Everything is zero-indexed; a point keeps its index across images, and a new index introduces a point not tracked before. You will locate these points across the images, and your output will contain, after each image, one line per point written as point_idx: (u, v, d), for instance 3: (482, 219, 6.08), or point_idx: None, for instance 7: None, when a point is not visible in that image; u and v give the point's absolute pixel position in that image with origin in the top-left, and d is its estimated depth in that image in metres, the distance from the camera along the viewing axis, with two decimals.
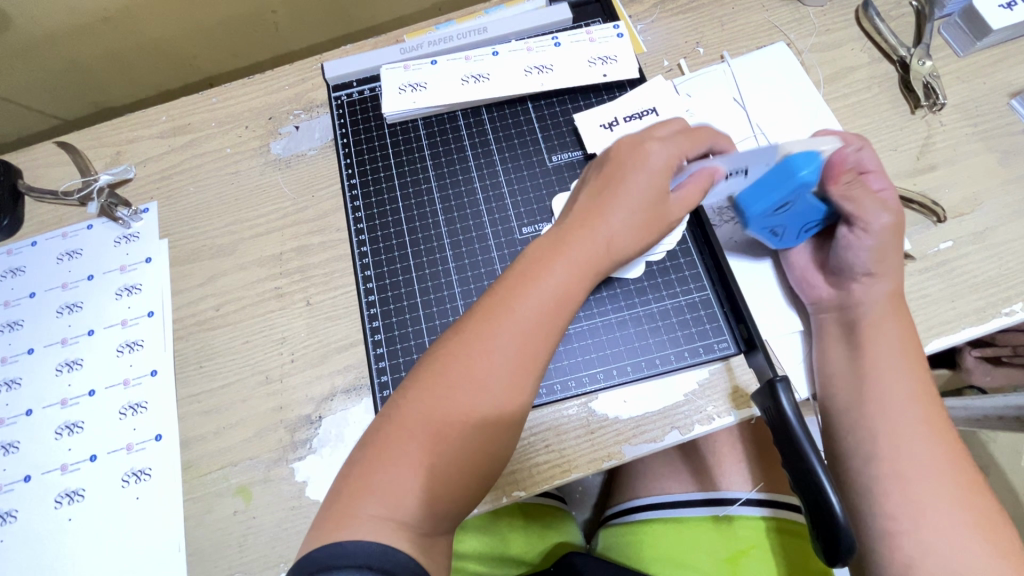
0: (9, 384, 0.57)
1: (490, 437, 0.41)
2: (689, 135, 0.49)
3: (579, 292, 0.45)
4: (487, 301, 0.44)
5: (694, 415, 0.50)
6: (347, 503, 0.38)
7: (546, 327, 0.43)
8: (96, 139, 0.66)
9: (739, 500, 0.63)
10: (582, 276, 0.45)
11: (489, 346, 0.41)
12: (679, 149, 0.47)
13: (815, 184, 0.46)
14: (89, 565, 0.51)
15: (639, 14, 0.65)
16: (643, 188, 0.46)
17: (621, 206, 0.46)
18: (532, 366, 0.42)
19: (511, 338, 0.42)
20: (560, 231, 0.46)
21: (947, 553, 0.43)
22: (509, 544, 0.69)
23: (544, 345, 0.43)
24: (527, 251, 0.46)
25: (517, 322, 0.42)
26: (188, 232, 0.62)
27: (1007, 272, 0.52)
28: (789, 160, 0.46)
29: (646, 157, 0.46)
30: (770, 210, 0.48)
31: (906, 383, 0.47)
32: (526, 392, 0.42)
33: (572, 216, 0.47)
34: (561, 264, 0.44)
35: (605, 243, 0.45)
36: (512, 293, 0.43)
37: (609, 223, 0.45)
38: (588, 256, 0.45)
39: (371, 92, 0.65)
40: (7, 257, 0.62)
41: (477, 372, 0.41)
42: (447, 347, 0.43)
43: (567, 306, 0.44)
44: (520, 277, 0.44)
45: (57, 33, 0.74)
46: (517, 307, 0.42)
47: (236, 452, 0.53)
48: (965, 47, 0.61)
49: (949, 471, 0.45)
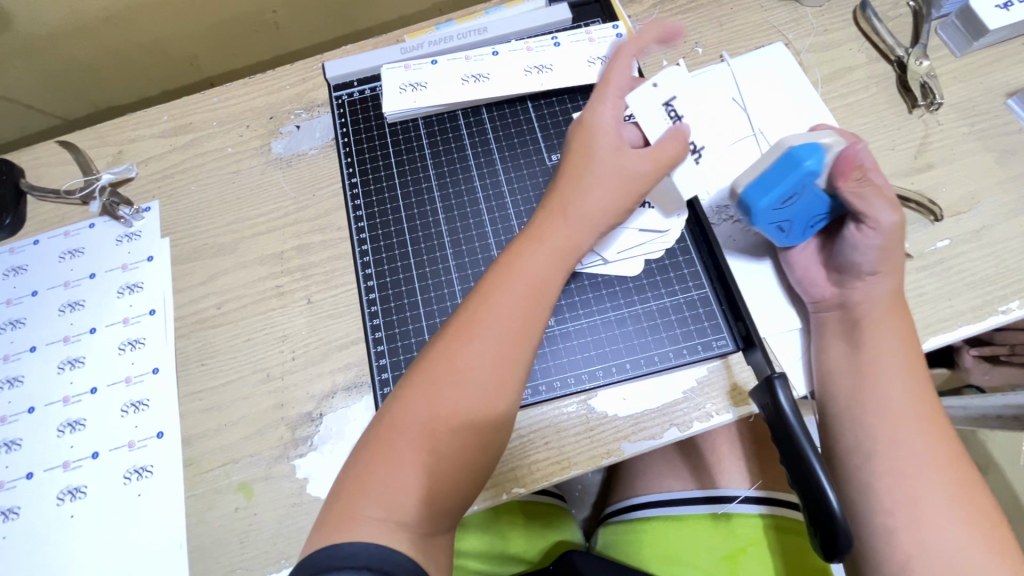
0: (11, 382, 0.58)
1: (484, 432, 0.41)
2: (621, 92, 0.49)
3: (557, 278, 0.46)
4: (469, 300, 0.44)
5: (693, 413, 0.51)
6: (348, 502, 0.39)
7: (528, 313, 0.44)
8: (98, 138, 0.67)
9: (738, 498, 0.63)
10: (562, 263, 0.46)
11: (470, 341, 0.42)
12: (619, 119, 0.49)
13: (819, 173, 0.47)
14: (91, 562, 0.52)
15: (639, 14, 0.66)
16: (607, 163, 0.46)
17: (591, 186, 0.46)
18: (520, 356, 0.43)
19: (492, 328, 0.42)
20: (536, 225, 0.47)
21: (943, 550, 0.43)
22: (510, 542, 0.69)
23: (530, 334, 0.43)
24: (505, 249, 0.47)
25: (499, 312, 0.43)
26: (189, 231, 0.62)
27: (1004, 271, 0.53)
28: (790, 151, 0.47)
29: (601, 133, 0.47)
30: (778, 202, 0.48)
31: (903, 381, 0.47)
32: (516, 383, 0.43)
33: (546, 209, 0.48)
34: (538, 254, 0.45)
35: (581, 226, 0.46)
36: (492, 287, 0.44)
37: (584, 207, 0.46)
38: (565, 243, 0.46)
39: (372, 92, 0.65)
40: (10, 255, 0.62)
41: (461, 366, 0.41)
42: (431, 348, 0.43)
43: (547, 292, 0.45)
44: (499, 271, 0.45)
45: (58, 32, 0.74)
46: (496, 299, 0.43)
47: (237, 450, 0.53)
48: (962, 48, 0.61)
49: (946, 468, 0.45)
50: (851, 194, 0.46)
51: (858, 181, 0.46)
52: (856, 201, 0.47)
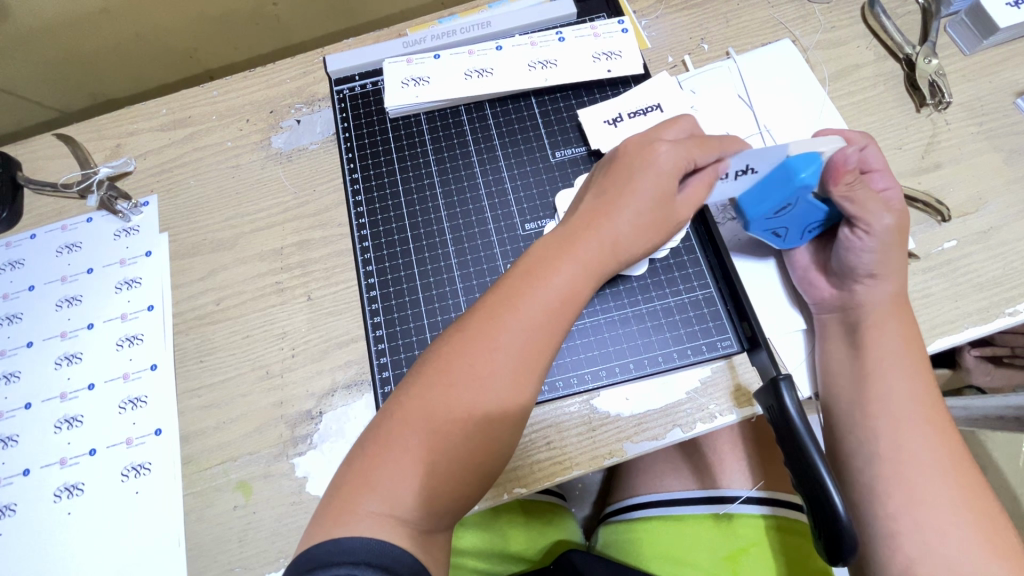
0: (7, 378, 0.57)
1: (491, 433, 0.41)
2: (701, 140, 0.47)
3: (584, 292, 0.45)
4: (493, 297, 0.43)
5: (696, 414, 0.50)
6: (347, 500, 0.38)
7: (553, 325, 0.43)
8: (95, 131, 0.66)
9: (739, 498, 0.62)
10: (587, 282, 0.44)
11: (495, 346, 0.41)
12: (690, 152, 0.46)
13: (814, 185, 0.45)
14: (87, 559, 0.51)
15: (644, 9, 0.65)
16: (656, 187, 0.45)
17: (628, 209, 0.46)
18: (537, 369, 0.42)
19: (519, 335, 0.42)
20: (569, 231, 0.46)
21: (947, 555, 0.43)
22: (509, 542, 0.69)
23: (552, 350, 0.43)
24: (532, 252, 0.46)
25: (524, 322, 0.42)
26: (187, 226, 0.61)
27: (1011, 272, 0.52)
28: (784, 162, 0.45)
29: (660, 158, 0.47)
30: (770, 212, 0.48)
31: (907, 384, 0.47)
32: (530, 388, 0.42)
33: (578, 215, 0.47)
34: (569, 269, 0.44)
35: (611, 244, 0.45)
36: (520, 293, 0.43)
37: (616, 226, 0.45)
38: (593, 257, 0.45)
39: (373, 85, 0.64)
40: (6, 249, 0.62)
41: (479, 368, 0.41)
42: (448, 343, 0.42)
43: (571, 306, 0.44)
44: (529, 275, 0.44)
45: (54, 24, 0.73)
46: (522, 305, 0.42)
47: (235, 447, 0.53)
48: (971, 46, 0.60)
49: (951, 473, 0.45)
50: (837, 196, 0.46)
51: (846, 184, 0.46)
52: (842, 202, 0.46)
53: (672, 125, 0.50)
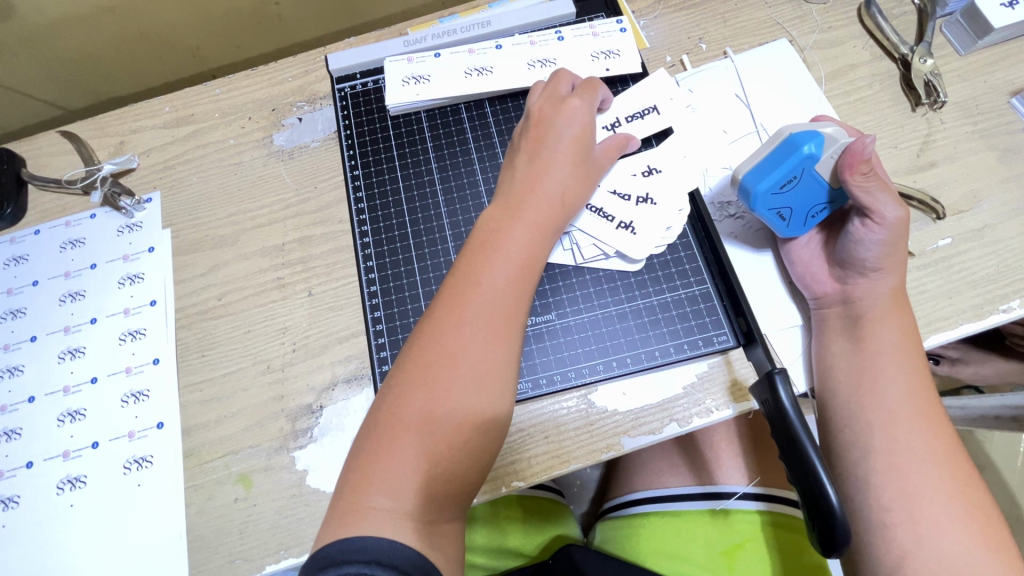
0: (12, 372, 0.58)
1: (483, 405, 0.42)
2: (592, 83, 0.55)
3: (540, 251, 0.48)
4: (452, 280, 0.46)
5: (693, 408, 0.51)
6: (351, 497, 0.39)
7: (517, 286, 0.45)
8: (99, 129, 0.67)
9: (736, 494, 0.63)
10: (542, 229, 0.48)
11: (465, 312, 0.43)
12: (589, 97, 0.54)
13: (819, 158, 0.48)
14: (88, 549, 0.52)
15: (642, 9, 0.66)
16: (580, 136, 0.52)
17: (563, 168, 0.50)
18: (516, 314, 0.45)
19: (487, 294, 0.44)
20: (511, 198, 0.49)
21: (939, 546, 0.43)
22: (508, 537, 0.69)
23: (525, 288, 0.46)
24: (483, 228, 0.48)
25: (485, 291, 0.44)
26: (190, 222, 0.62)
27: (1005, 269, 0.53)
28: (788, 139, 0.48)
29: (568, 110, 0.52)
30: (776, 186, 0.49)
31: (901, 378, 0.47)
32: (508, 353, 0.43)
33: (516, 183, 0.50)
34: (518, 223, 0.47)
35: (558, 199, 0.49)
36: (475, 262, 0.46)
37: (557, 184, 0.49)
38: (545, 215, 0.48)
39: (375, 84, 0.65)
40: (10, 245, 0.62)
41: (452, 344, 0.42)
42: (422, 332, 0.44)
43: (533, 266, 0.47)
44: (480, 248, 0.46)
45: (59, 23, 0.74)
46: (482, 277, 0.45)
47: (237, 441, 0.53)
48: (966, 45, 0.61)
49: (944, 465, 0.45)
50: (851, 185, 0.47)
51: (862, 175, 0.46)
52: (857, 192, 0.47)
53: (559, 77, 0.55)
